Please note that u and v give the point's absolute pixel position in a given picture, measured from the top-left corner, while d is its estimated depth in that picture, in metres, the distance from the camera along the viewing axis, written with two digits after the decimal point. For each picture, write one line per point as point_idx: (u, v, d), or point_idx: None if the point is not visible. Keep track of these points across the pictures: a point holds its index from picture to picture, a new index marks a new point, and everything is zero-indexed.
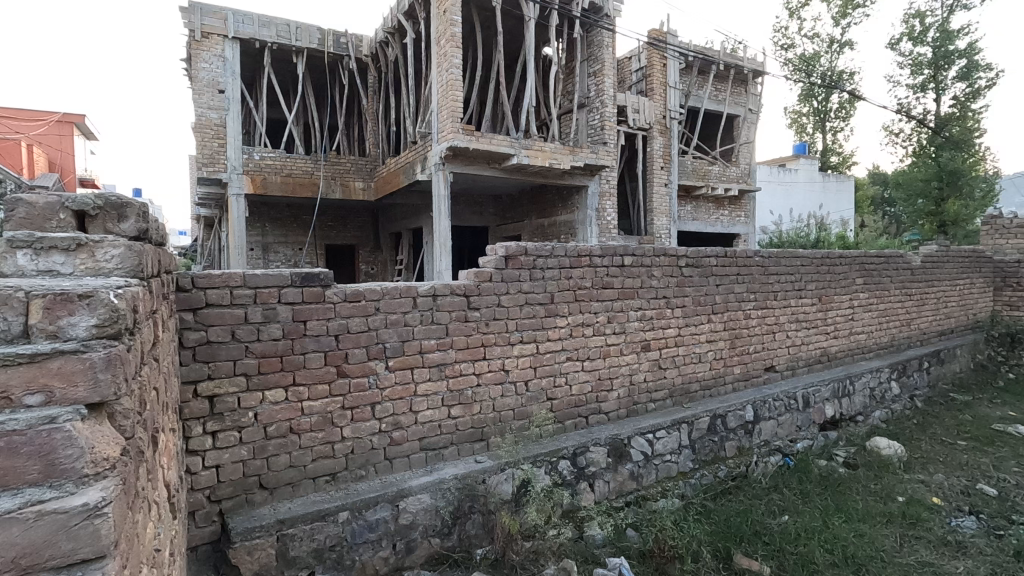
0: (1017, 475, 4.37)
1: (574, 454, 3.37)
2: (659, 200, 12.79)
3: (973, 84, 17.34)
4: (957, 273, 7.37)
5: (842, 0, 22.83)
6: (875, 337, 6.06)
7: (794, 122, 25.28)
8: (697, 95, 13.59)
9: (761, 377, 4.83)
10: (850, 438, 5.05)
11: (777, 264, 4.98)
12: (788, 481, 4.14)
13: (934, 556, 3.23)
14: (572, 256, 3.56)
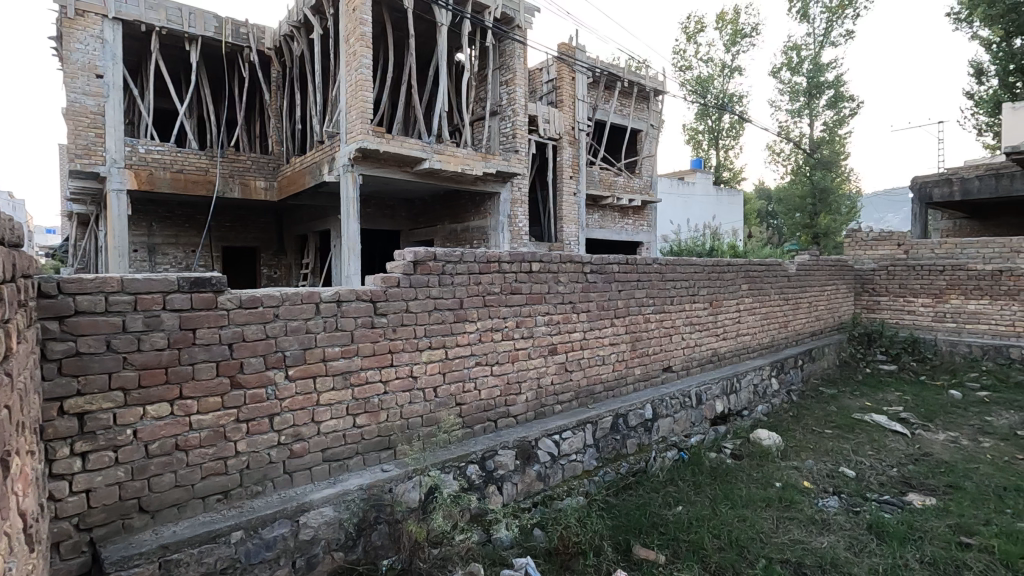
0: (871, 457, 4.98)
1: (482, 458, 3.40)
2: (568, 208, 13.26)
3: (839, 112, 19.65)
4: (825, 280, 8.28)
5: (732, 30, 24.98)
6: (758, 338, 6.65)
7: (691, 138, 27.19)
8: (604, 108, 14.26)
9: (658, 377, 5.13)
10: (737, 432, 5.50)
11: (673, 271, 5.34)
12: (683, 473, 4.44)
13: (804, 534, 3.60)
14: (481, 262, 3.61)
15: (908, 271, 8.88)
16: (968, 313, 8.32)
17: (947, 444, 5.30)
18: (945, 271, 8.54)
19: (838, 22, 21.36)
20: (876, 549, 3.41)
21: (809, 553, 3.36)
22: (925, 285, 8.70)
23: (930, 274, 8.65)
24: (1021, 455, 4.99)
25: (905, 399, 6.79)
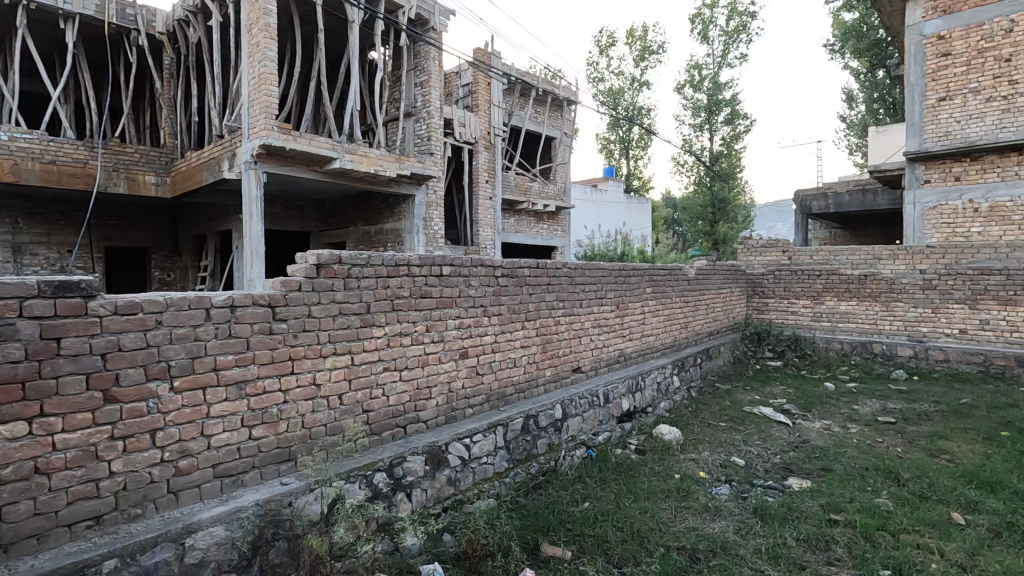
0: (758, 447, 5.43)
1: (390, 465, 3.33)
2: (484, 212, 13.37)
3: (735, 128, 21.33)
4: (721, 283, 8.94)
5: (641, 46, 26.36)
6: (661, 338, 7.04)
7: (604, 147, 28.33)
8: (519, 115, 14.54)
9: (569, 378, 5.29)
10: (641, 428, 5.78)
11: (582, 275, 5.53)
12: (590, 470, 4.62)
13: (698, 521, 3.86)
14: (389, 265, 3.54)
15: (791, 276, 9.78)
16: (840, 313, 9.29)
17: (821, 431, 5.89)
18: (821, 276, 9.48)
19: (734, 45, 23.17)
20: (760, 531, 3.71)
21: (702, 539, 3.60)
22: (805, 288, 9.62)
23: (809, 278, 9.58)
24: (880, 438, 5.64)
25: (788, 392, 7.46)
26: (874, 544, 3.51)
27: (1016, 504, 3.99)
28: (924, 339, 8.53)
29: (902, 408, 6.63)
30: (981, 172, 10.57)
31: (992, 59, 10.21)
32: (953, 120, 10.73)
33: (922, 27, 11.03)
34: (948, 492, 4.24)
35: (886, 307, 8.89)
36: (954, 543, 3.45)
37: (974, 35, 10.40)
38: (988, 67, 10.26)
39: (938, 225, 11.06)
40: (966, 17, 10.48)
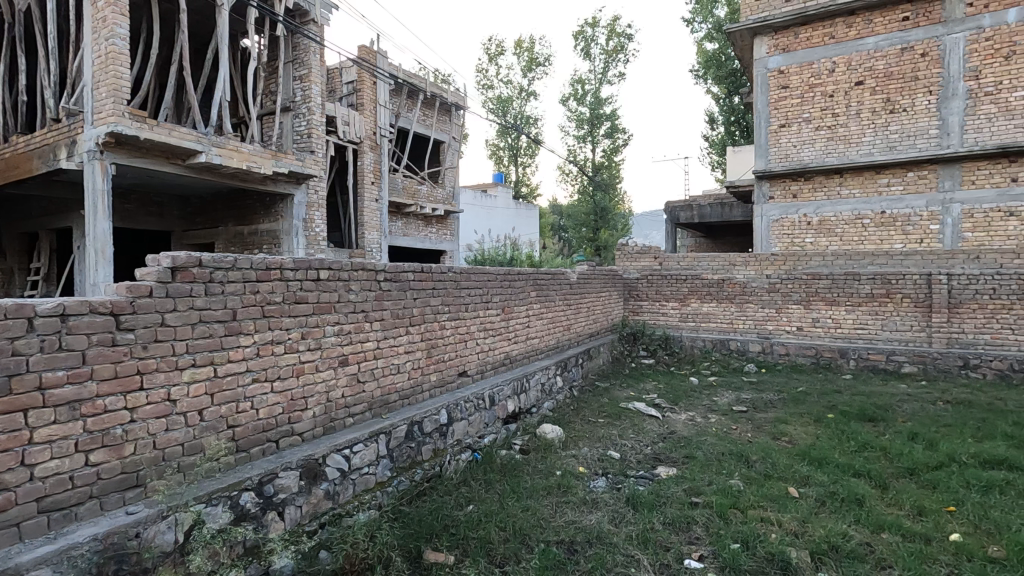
0: (632, 439, 5.81)
1: (260, 483, 3.11)
2: (370, 214, 13.04)
3: (614, 141, 22.78)
4: (600, 287, 9.48)
5: (528, 57, 27.20)
6: (544, 341, 7.30)
7: (493, 153, 28.82)
8: (406, 117, 14.35)
9: (454, 382, 5.29)
10: (526, 428, 5.94)
11: (468, 279, 5.59)
12: (475, 474, 4.66)
13: (576, 514, 4.04)
14: (259, 269, 3.32)
15: (662, 280, 10.63)
16: (702, 314, 10.25)
17: (686, 422, 6.46)
18: (686, 280, 10.40)
19: (613, 63, 24.73)
20: (631, 518, 3.98)
21: (580, 531, 3.78)
22: (673, 291, 10.52)
23: (677, 283, 10.47)
24: (734, 426, 6.30)
25: (659, 387, 8.09)
26: (726, 521, 3.90)
27: (836, 476, 4.67)
28: (770, 336, 9.67)
29: (752, 397, 7.46)
30: (812, 190, 12.24)
31: (820, 94, 11.90)
32: (791, 144, 12.30)
33: (767, 62, 12.53)
34: (786, 470, 4.84)
35: (740, 308, 9.96)
36: (789, 514, 3.95)
37: (806, 72, 12.04)
38: (816, 100, 11.95)
39: (779, 236, 12.64)
40: (800, 56, 12.09)
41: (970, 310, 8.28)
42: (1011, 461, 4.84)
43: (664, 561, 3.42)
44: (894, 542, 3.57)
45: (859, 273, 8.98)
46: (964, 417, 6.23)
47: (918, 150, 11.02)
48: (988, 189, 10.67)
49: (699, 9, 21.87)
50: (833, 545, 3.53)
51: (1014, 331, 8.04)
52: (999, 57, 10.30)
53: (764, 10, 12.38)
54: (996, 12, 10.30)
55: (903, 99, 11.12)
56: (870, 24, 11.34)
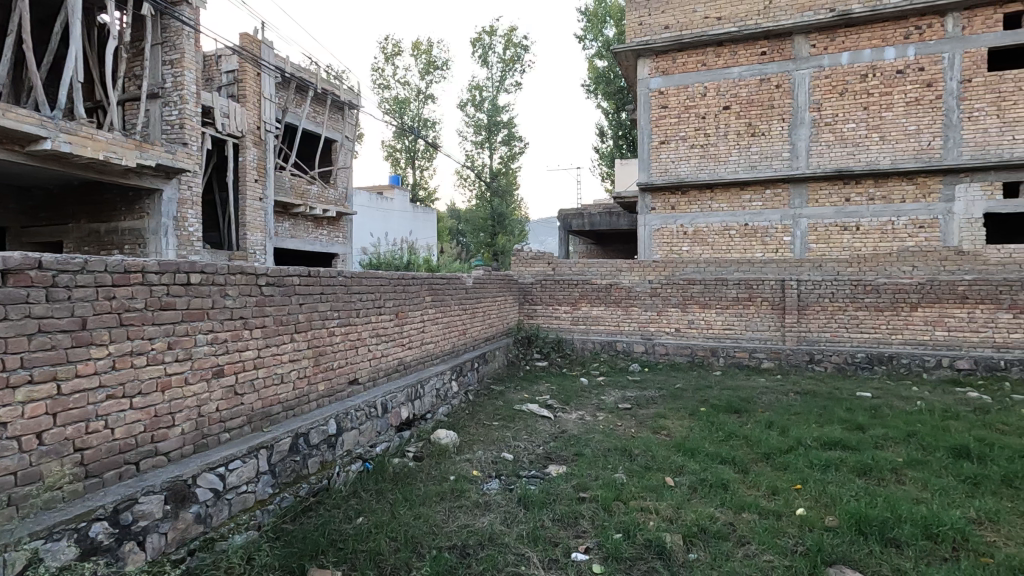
0: (525, 440, 5.96)
1: (115, 511, 2.78)
2: (253, 213, 12.25)
3: (511, 149, 23.27)
4: (495, 291, 9.64)
5: (426, 59, 27.01)
6: (440, 345, 7.27)
7: (390, 154, 28.22)
8: (294, 112, 13.67)
9: (344, 391, 5.10)
10: (420, 434, 5.86)
11: (358, 283, 5.42)
12: (365, 484, 4.52)
13: (469, 518, 4.07)
14: (116, 272, 2.98)
15: (555, 285, 11.02)
16: (592, 317, 10.77)
17: (576, 421, 6.74)
18: (577, 285, 10.87)
19: (510, 72, 25.30)
20: (523, 518, 4.08)
21: (472, 534, 3.81)
22: (565, 295, 10.95)
23: (569, 287, 10.91)
24: (619, 423, 6.68)
25: (552, 388, 8.37)
26: (610, 513, 4.13)
27: (706, 464, 5.12)
28: (652, 337, 10.37)
29: (636, 395, 7.97)
30: (688, 203, 13.34)
31: (694, 115, 13.04)
32: (670, 160, 13.33)
33: (649, 83, 13.48)
34: (663, 461, 5.22)
35: (626, 311, 10.59)
36: (665, 502, 4.27)
37: (682, 95, 13.14)
38: (691, 121, 13.07)
39: (660, 244, 13.63)
40: (677, 79, 13.16)
41: (815, 312, 9.48)
42: (844, 442, 5.60)
43: (553, 556, 3.54)
44: (752, 520, 3.99)
45: (727, 279, 9.94)
46: (810, 405, 7.11)
47: (774, 170, 12.43)
48: (827, 208, 12.23)
49: (589, 27, 23.04)
50: (702, 527, 3.87)
51: (848, 329, 9.32)
52: (836, 93, 11.93)
53: (646, 35, 13.32)
54: (833, 53, 11.92)
55: (762, 124, 12.50)
56: (735, 55, 12.66)
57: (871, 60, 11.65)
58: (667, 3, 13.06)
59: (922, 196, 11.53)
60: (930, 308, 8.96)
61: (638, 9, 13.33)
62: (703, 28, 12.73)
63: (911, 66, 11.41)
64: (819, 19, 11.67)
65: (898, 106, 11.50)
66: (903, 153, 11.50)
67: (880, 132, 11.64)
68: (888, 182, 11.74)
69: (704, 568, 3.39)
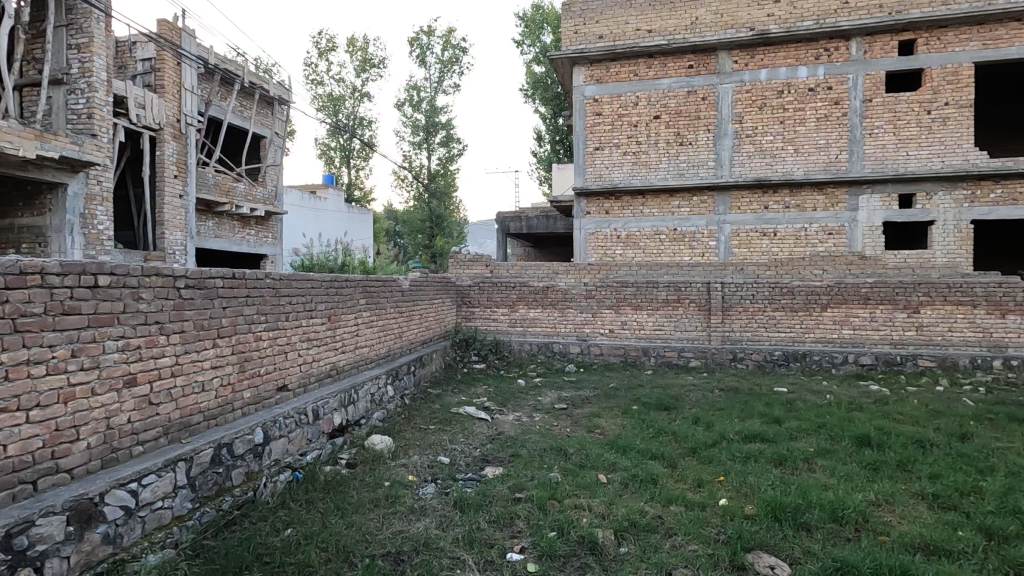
0: (462, 443, 5.94)
1: (7, 536, 2.53)
2: (173, 213, 11.54)
3: (449, 150, 23.16)
4: (433, 294, 9.57)
5: (362, 57, 26.41)
6: (375, 349, 7.12)
7: (323, 153, 27.35)
8: (219, 105, 13.02)
9: (272, 398, 4.90)
10: (353, 441, 5.71)
11: (288, 285, 5.23)
12: (295, 494, 4.35)
13: (404, 523, 4.01)
14: (11, 273, 2.73)
15: (492, 287, 11.07)
16: (529, 319, 10.89)
17: (513, 422, 6.80)
18: (515, 287, 10.97)
19: (448, 74, 25.19)
20: (458, 521, 4.06)
21: (407, 540, 3.76)
22: (503, 298, 11.01)
23: (506, 290, 10.98)
24: (555, 423, 6.80)
25: (489, 390, 8.39)
26: (545, 512, 4.19)
27: (638, 460, 5.30)
28: (587, 338, 10.61)
29: (571, 395, 8.14)
30: (621, 208, 13.77)
31: (627, 123, 13.50)
32: (604, 165, 13.71)
33: (584, 90, 13.80)
34: (597, 459, 5.36)
35: (562, 313, 10.79)
36: (598, 498, 4.38)
37: (616, 103, 13.55)
38: (624, 129, 13.52)
39: (595, 247, 13.98)
40: (611, 87, 13.56)
41: (737, 313, 10.04)
42: (763, 435, 5.97)
43: (488, 558, 3.55)
44: (679, 513, 4.17)
45: (657, 282, 10.34)
46: (733, 401, 7.52)
47: (700, 178, 13.06)
48: (748, 214, 12.96)
49: (527, 33, 23.32)
50: (633, 522, 4.00)
51: (766, 329, 9.93)
52: (756, 106, 12.70)
53: (581, 43, 13.65)
54: (753, 70, 12.70)
55: (690, 133, 13.11)
56: (665, 67, 13.23)
57: (787, 78, 12.51)
58: (601, 14, 13.45)
59: (831, 205, 12.46)
60: (837, 308, 9.71)
61: (573, 18, 13.64)
62: (635, 39, 13.21)
63: (820, 85, 12.34)
64: (740, 36, 12.40)
65: (810, 121, 12.41)
66: (814, 165, 12.41)
67: (794, 145, 12.52)
68: (801, 192, 12.62)
69: (634, 561, 3.51)
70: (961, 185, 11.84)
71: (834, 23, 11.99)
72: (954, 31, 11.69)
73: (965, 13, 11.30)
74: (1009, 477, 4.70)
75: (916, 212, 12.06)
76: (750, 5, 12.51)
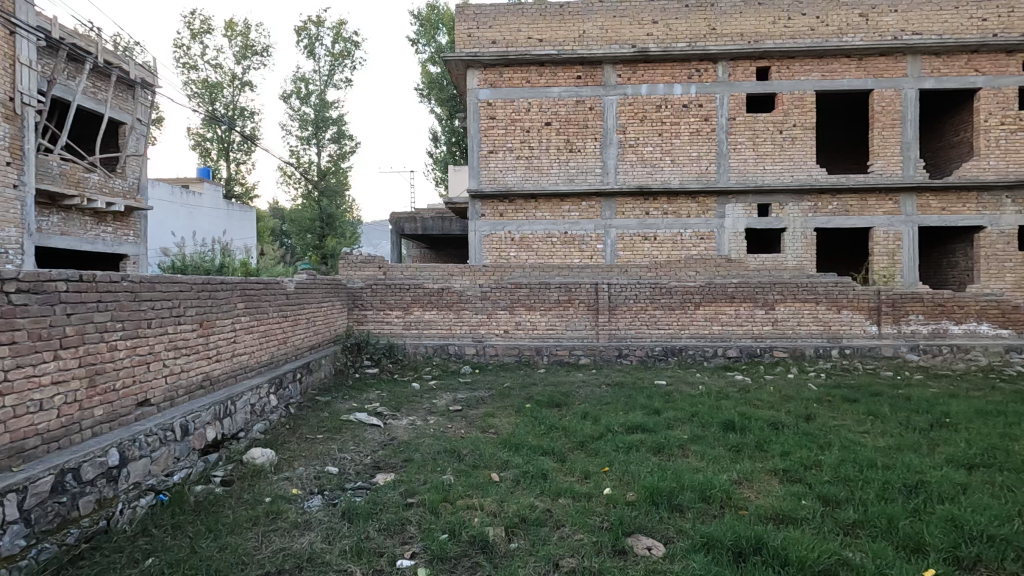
0: (352, 451, 5.73)
1: None
2: (3, 204, 10.03)
3: (341, 147, 22.26)
4: (321, 297, 9.16)
5: (242, 43, 24.60)
6: (255, 357, 6.65)
7: (197, 144, 25.07)
8: (65, 85, 11.51)
9: (131, 415, 4.40)
10: (230, 456, 5.29)
11: (150, 288, 4.73)
12: (158, 519, 3.94)
13: (285, 541, 3.78)
14: None
15: (385, 290, 10.81)
16: (424, 322, 10.77)
17: (407, 427, 6.67)
18: (409, 290, 10.79)
19: (339, 68, 24.23)
20: (346, 532, 3.91)
21: (289, 557, 3.55)
22: (397, 300, 10.78)
23: (400, 292, 10.77)
24: (449, 425, 6.77)
25: (381, 395, 8.17)
26: (437, 515, 4.17)
27: (529, 457, 5.45)
28: (482, 339, 10.71)
29: (467, 396, 8.17)
30: (515, 211, 14.03)
31: (519, 128, 13.83)
32: (498, 169, 13.92)
33: (478, 93, 13.87)
34: (490, 458, 5.43)
35: (457, 314, 10.79)
36: (490, 497, 4.44)
37: (509, 108, 13.81)
38: (517, 134, 13.83)
39: (490, 249, 14.13)
40: (504, 92, 13.79)
41: (622, 312, 10.66)
42: (644, 426, 6.39)
43: (376, 567, 3.46)
44: (567, 505, 4.35)
45: (549, 283, 10.69)
46: (618, 395, 7.97)
47: (588, 184, 13.71)
48: (631, 219, 13.78)
49: (422, 32, 23.08)
50: (523, 517, 4.11)
51: (648, 326, 10.66)
52: (637, 119, 13.59)
53: (474, 46, 13.75)
54: (634, 84, 13.57)
55: (579, 141, 13.72)
56: (555, 76, 13.71)
57: (664, 94, 13.52)
58: (494, 20, 13.69)
59: (702, 212, 13.63)
60: (708, 307, 10.65)
61: (466, 21, 13.71)
62: (527, 47, 13.59)
63: (692, 102, 13.48)
64: (623, 52, 13.22)
65: (684, 135, 13.51)
66: (688, 175, 13.53)
67: (671, 156, 13.57)
68: (677, 200, 13.67)
69: (523, 555, 3.60)
70: (806, 198, 13.50)
71: (703, 46, 13.19)
72: (800, 62, 13.32)
73: (808, 47, 12.92)
74: (842, 450, 5.44)
75: (771, 220, 13.53)
76: (632, 23, 13.47)
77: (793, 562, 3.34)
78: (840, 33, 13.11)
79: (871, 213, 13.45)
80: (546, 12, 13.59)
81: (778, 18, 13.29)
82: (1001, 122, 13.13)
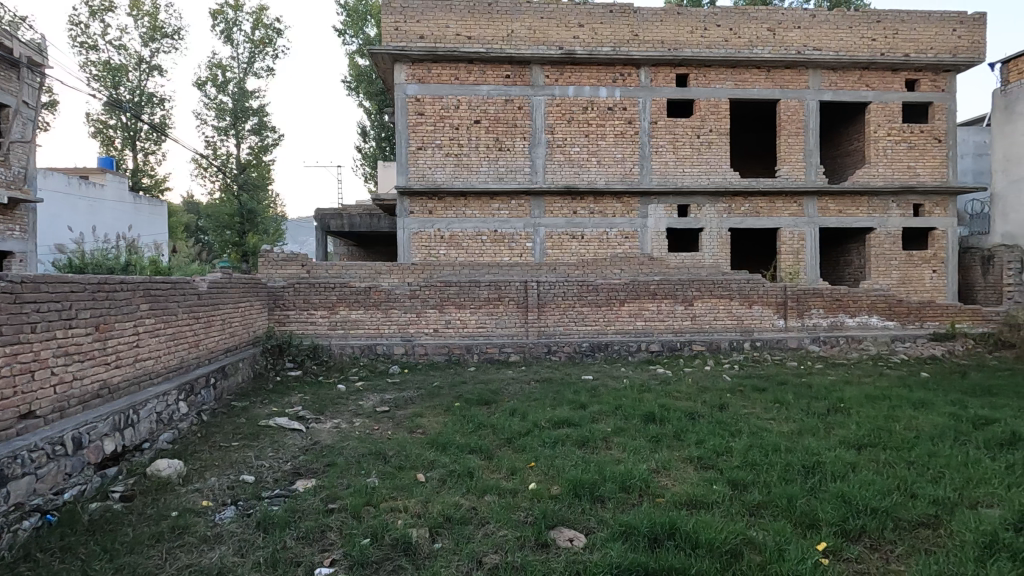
0: (270, 458, 5.47)
1: None
2: None
3: (262, 139, 21.21)
4: (237, 297, 8.69)
5: (150, 24, 22.82)
6: (161, 362, 6.21)
7: (98, 131, 23.04)
8: None
9: (13, 429, 3.99)
10: (131, 470, 4.90)
11: (33, 290, 4.30)
12: (45, 543, 3.60)
13: (193, 556, 3.56)
14: None
15: (309, 288, 10.41)
16: (350, 322, 10.45)
17: (330, 430, 6.45)
18: (334, 289, 10.45)
19: (259, 56, 23.07)
20: (261, 543, 3.74)
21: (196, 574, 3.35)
22: (321, 299, 10.41)
23: (324, 291, 10.41)
24: (375, 426, 6.63)
25: (305, 399, 7.86)
26: (359, 519, 4.07)
27: (456, 455, 5.43)
28: (411, 338, 10.55)
29: (395, 397, 8.02)
30: (444, 209, 13.89)
31: (449, 125, 13.73)
32: (427, 166, 13.75)
33: (405, 88, 13.61)
34: (416, 458, 5.36)
35: (385, 313, 10.56)
36: (414, 498, 4.39)
37: (437, 105, 13.67)
38: (445, 131, 13.72)
39: (418, 247, 13.91)
40: (432, 89, 13.63)
41: (551, 309, 10.84)
42: (570, 420, 6.52)
43: None
44: (492, 502, 4.37)
45: (478, 281, 10.69)
46: (546, 391, 8.12)
47: (517, 182, 13.83)
48: (559, 218, 13.99)
49: (349, 22, 22.43)
50: (447, 517, 4.09)
51: (575, 323, 10.89)
52: (565, 120, 13.86)
53: (402, 41, 13.49)
54: (562, 85, 13.82)
55: (508, 140, 13.82)
56: (483, 74, 13.73)
57: (590, 96, 13.87)
58: (421, 14, 13.50)
59: (627, 212, 14.08)
60: (632, 303, 11.06)
61: (393, 14, 13.43)
62: (455, 44, 13.52)
63: (617, 105, 13.93)
64: (551, 53, 13.44)
65: (609, 137, 13.94)
66: (613, 176, 13.96)
67: (597, 157, 13.95)
68: (603, 200, 14.04)
69: (447, 554, 3.58)
70: (721, 199, 14.28)
71: (627, 51, 13.65)
72: (715, 70, 14.08)
73: (722, 57, 13.70)
74: (750, 436, 5.81)
75: (690, 221, 14.20)
76: (559, 25, 13.68)
77: (702, 543, 3.54)
78: (750, 45, 13.98)
79: (778, 215, 14.42)
80: (474, 9, 13.55)
81: (695, 27, 13.90)
82: (888, 133, 14.49)
